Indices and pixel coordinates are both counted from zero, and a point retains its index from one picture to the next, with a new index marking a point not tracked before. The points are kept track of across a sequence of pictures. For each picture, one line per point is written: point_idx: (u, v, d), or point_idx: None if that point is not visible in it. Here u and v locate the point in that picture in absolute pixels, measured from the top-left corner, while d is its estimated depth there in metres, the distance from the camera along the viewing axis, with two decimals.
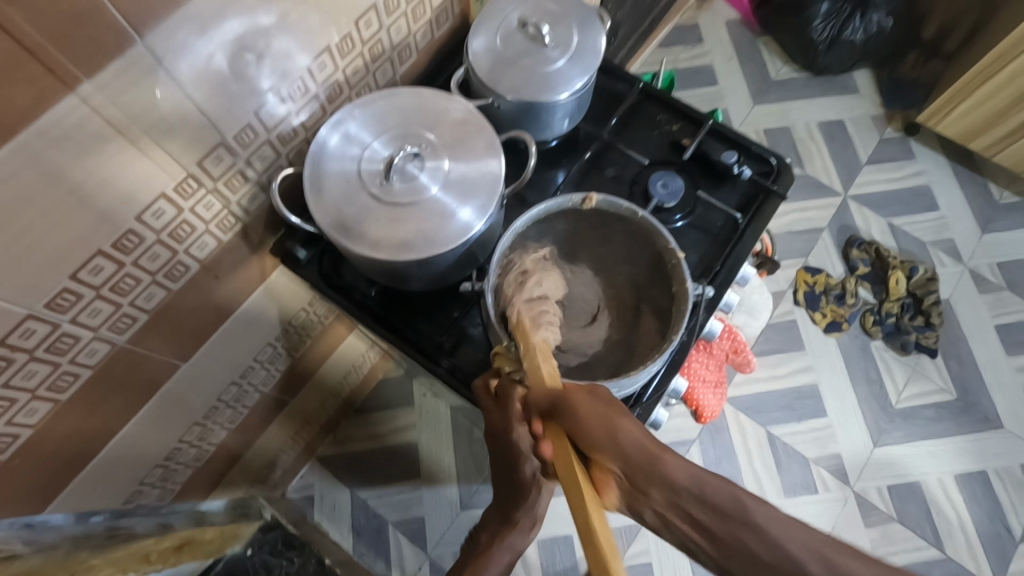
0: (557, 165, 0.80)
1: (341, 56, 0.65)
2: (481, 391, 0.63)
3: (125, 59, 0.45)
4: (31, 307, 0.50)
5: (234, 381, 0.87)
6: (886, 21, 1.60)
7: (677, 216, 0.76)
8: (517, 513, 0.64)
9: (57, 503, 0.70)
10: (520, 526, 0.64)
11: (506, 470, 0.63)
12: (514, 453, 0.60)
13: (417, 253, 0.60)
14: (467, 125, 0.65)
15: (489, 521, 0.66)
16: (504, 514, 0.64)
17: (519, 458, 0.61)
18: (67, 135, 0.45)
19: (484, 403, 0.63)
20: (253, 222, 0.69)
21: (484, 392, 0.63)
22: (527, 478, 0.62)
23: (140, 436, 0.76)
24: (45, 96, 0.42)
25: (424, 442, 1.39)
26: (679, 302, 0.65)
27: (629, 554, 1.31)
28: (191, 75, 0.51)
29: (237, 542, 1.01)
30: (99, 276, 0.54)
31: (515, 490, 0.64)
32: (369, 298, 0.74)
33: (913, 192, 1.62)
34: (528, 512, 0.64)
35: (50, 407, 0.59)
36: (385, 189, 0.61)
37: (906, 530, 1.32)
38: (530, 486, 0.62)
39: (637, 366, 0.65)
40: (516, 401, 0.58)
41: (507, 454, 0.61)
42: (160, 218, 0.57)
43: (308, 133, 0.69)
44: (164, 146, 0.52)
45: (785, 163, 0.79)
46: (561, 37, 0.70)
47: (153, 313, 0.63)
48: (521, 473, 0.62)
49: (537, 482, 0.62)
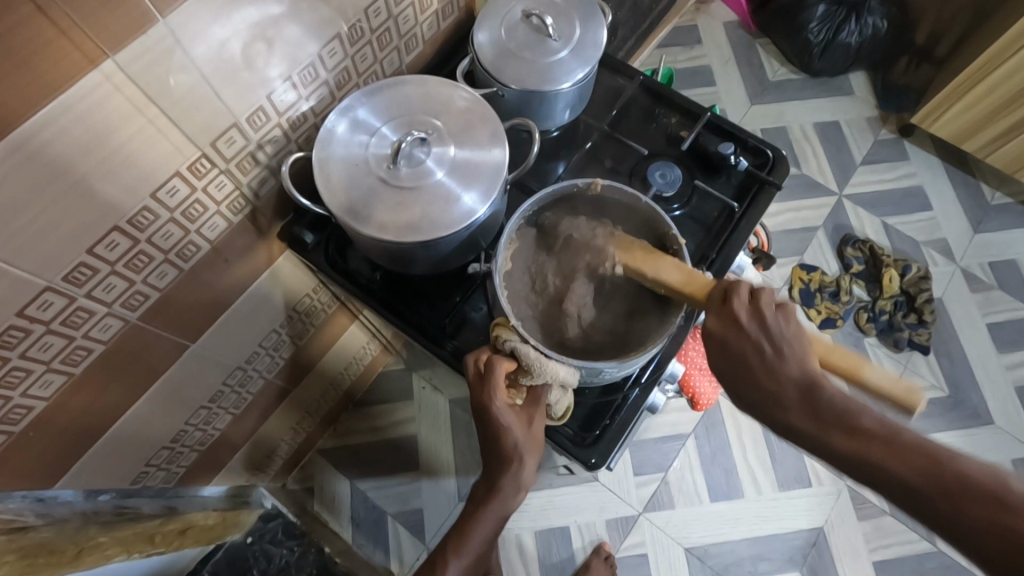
0: (558, 157, 0.82)
1: (351, 44, 0.67)
2: (470, 364, 0.63)
3: (148, 39, 0.47)
4: (49, 280, 0.52)
5: (239, 365, 0.89)
6: (880, 25, 1.63)
7: (675, 205, 0.78)
8: (501, 481, 0.62)
9: (66, 480, 0.71)
10: (507, 491, 0.62)
11: (489, 440, 0.62)
12: (493, 426, 0.61)
13: (423, 234, 0.61)
14: (470, 113, 0.67)
15: (477, 491, 0.63)
16: (490, 482, 0.62)
17: (500, 425, 0.60)
18: (90, 112, 0.47)
19: (469, 374, 0.63)
20: (263, 206, 0.71)
21: (473, 366, 0.63)
22: (509, 449, 0.61)
23: (149, 416, 0.77)
24: (72, 72, 0.44)
25: (422, 435, 1.40)
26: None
27: (625, 546, 1.32)
28: (208, 57, 0.52)
29: (237, 530, 1.07)
30: (114, 251, 0.56)
31: (499, 459, 0.62)
32: (373, 282, 0.76)
33: (906, 192, 1.64)
34: (516, 479, 0.62)
35: (64, 380, 0.60)
36: (391, 173, 0.63)
37: (898, 525, 1.34)
38: (513, 456, 0.61)
39: (641, 346, 0.65)
40: (499, 371, 0.60)
41: (488, 426, 0.61)
42: (174, 197, 0.58)
43: (317, 119, 0.70)
44: (181, 125, 0.54)
45: (780, 155, 0.80)
46: (564, 29, 0.72)
47: (165, 292, 0.65)
48: (504, 442, 0.61)
49: (519, 454, 0.61)
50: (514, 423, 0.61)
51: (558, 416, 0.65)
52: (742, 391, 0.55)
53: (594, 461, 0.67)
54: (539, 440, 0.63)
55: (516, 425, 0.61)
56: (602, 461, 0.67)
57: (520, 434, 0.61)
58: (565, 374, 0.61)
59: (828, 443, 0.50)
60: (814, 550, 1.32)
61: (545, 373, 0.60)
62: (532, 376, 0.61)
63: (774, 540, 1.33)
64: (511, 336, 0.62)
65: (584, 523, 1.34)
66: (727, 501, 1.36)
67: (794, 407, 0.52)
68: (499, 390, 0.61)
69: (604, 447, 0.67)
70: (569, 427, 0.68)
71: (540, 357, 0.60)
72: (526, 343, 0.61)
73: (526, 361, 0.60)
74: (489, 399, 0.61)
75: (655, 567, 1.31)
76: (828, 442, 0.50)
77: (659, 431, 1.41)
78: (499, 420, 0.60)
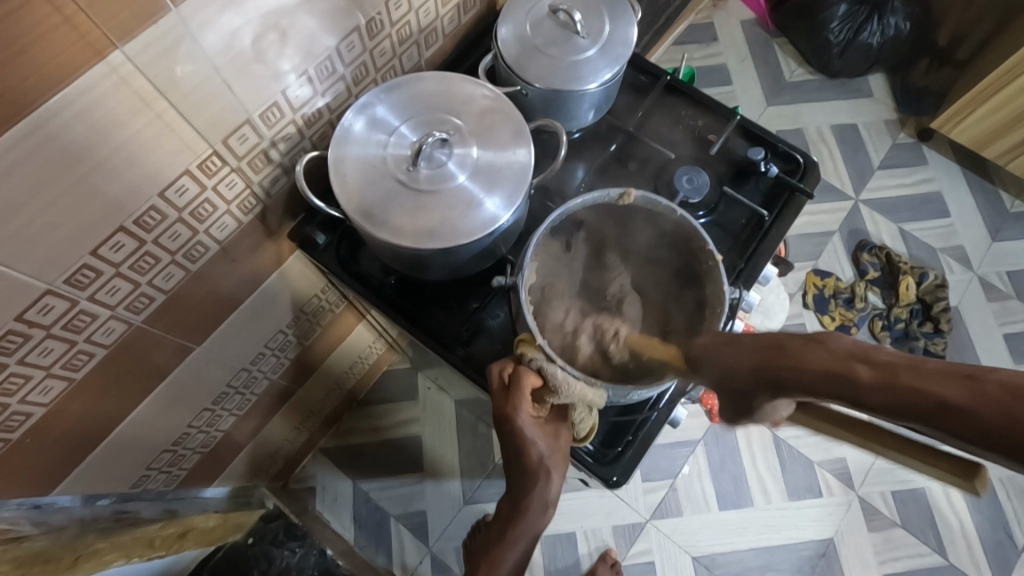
0: (579, 159, 0.79)
1: (370, 37, 0.64)
2: (494, 374, 0.61)
3: (158, 27, 0.44)
4: (50, 283, 0.49)
5: (245, 367, 0.86)
6: (903, 26, 1.59)
7: (701, 212, 0.75)
8: (526, 501, 0.60)
9: (64, 486, 0.68)
10: (534, 510, 0.61)
11: (512, 452, 0.60)
12: (516, 439, 0.59)
13: (442, 240, 0.58)
14: (494, 112, 0.64)
15: (502, 512, 0.63)
16: (514, 502, 0.61)
17: (524, 440, 0.58)
18: (94, 107, 0.44)
19: (492, 386, 0.61)
20: (273, 204, 0.68)
21: (497, 378, 0.61)
22: (534, 463, 0.59)
23: (153, 418, 0.74)
24: (77, 64, 0.41)
25: (427, 435, 1.38)
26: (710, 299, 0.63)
27: (632, 553, 1.30)
28: (220, 48, 0.49)
29: (239, 531, 1.05)
30: (119, 253, 0.53)
31: (523, 472, 0.60)
32: (386, 287, 0.73)
33: (923, 198, 1.61)
34: (543, 496, 0.60)
35: (64, 386, 0.58)
36: (411, 175, 0.60)
37: (908, 536, 1.32)
38: (539, 473, 0.59)
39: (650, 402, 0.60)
40: (524, 387, 0.58)
41: (511, 440, 0.59)
42: (183, 196, 0.55)
43: (332, 115, 0.67)
44: (191, 121, 0.51)
45: (811, 161, 0.77)
46: (592, 26, 0.69)
47: (170, 293, 0.62)
48: (528, 456, 0.59)
49: (545, 467, 0.59)
50: (538, 437, 0.59)
51: (582, 436, 0.63)
52: (737, 372, 0.43)
53: (614, 480, 0.64)
54: (565, 453, 0.61)
55: (539, 439, 0.59)
56: (623, 480, 0.65)
57: (544, 447, 0.59)
58: (593, 395, 0.58)
59: (848, 377, 0.36)
60: (823, 561, 1.30)
61: (572, 393, 0.58)
62: (558, 396, 0.58)
63: (784, 550, 1.31)
64: (537, 353, 0.59)
65: (590, 529, 1.32)
66: (735, 510, 1.33)
67: (801, 354, 0.39)
68: (524, 405, 0.58)
69: (624, 465, 0.65)
70: (590, 444, 0.66)
71: (568, 377, 0.58)
72: (552, 363, 0.58)
73: (553, 381, 0.58)
74: (513, 414, 0.58)
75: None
76: (849, 380, 0.36)
77: (669, 437, 1.38)
78: (523, 434, 0.59)
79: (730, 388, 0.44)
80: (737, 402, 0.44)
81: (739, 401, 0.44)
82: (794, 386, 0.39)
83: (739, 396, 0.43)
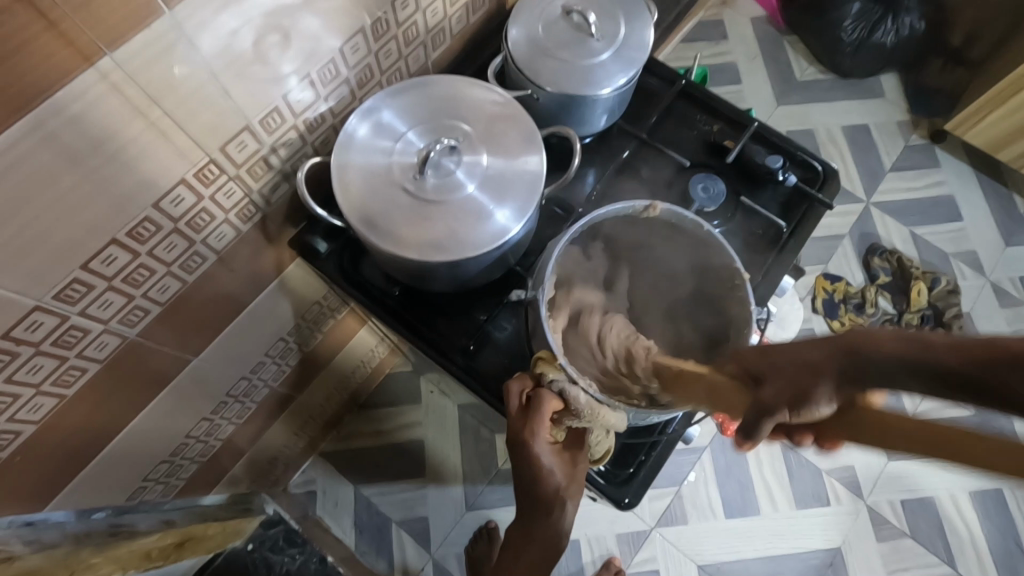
0: (589, 164, 0.76)
1: (375, 39, 0.61)
2: (513, 390, 0.58)
3: (151, 32, 0.41)
4: (38, 299, 0.47)
5: (245, 376, 0.84)
6: (917, 25, 1.56)
7: (716, 221, 0.73)
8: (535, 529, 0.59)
9: (57, 501, 0.66)
10: (539, 534, 0.59)
11: (524, 479, 0.58)
12: (531, 467, 0.56)
13: (449, 254, 0.56)
14: (505, 118, 0.61)
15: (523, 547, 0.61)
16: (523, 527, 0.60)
17: (541, 469, 0.56)
18: (83, 114, 0.41)
19: (510, 407, 0.58)
20: (273, 212, 0.65)
21: (516, 396, 0.58)
22: (549, 495, 0.57)
23: (149, 430, 0.72)
24: (63, 71, 0.38)
25: (430, 438, 1.36)
26: (737, 325, 0.60)
27: (636, 561, 1.28)
28: (217, 52, 0.46)
29: (239, 536, 1.02)
30: (111, 266, 0.51)
31: (534, 500, 0.58)
32: (390, 296, 0.70)
33: (935, 202, 1.58)
34: (551, 521, 0.59)
35: (55, 403, 0.55)
36: (418, 185, 0.57)
37: (918, 547, 1.30)
38: (554, 501, 0.57)
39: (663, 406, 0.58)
40: (547, 410, 0.55)
41: (529, 467, 0.57)
42: (179, 207, 0.53)
43: (335, 120, 0.65)
44: (186, 129, 0.48)
45: (831, 169, 0.75)
46: (607, 28, 0.66)
47: (166, 306, 0.60)
48: (545, 486, 0.57)
49: (561, 497, 0.57)
50: (556, 466, 0.57)
51: (598, 458, 0.60)
52: (794, 352, 0.38)
53: (628, 501, 0.63)
54: (582, 481, 0.58)
55: (557, 466, 0.57)
56: (635, 501, 0.63)
57: (562, 476, 0.57)
58: (615, 420, 0.56)
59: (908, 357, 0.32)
60: (830, 570, 1.28)
61: (596, 418, 0.55)
62: (579, 420, 0.56)
63: (791, 559, 1.29)
64: (558, 374, 0.57)
65: (594, 537, 1.30)
66: (742, 518, 1.31)
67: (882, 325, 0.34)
68: (542, 429, 0.56)
69: (638, 488, 0.63)
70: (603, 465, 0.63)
71: (591, 401, 0.56)
72: (575, 385, 0.56)
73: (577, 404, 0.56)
74: (530, 437, 0.56)
75: None
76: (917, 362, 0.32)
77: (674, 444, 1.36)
78: (541, 461, 0.56)
79: (781, 372, 0.39)
80: (785, 379, 0.38)
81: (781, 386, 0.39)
82: (869, 361, 0.34)
83: (789, 381, 0.38)
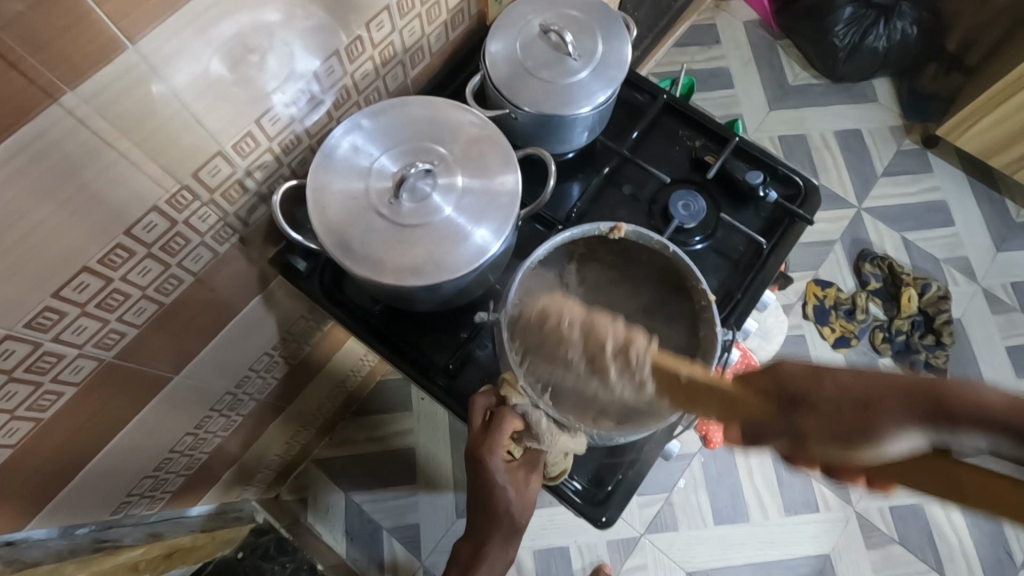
0: (572, 179, 0.76)
1: (351, 60, 0.61)
2: (479, 404, 0.60)
3: (115, 67, 0.41)
4: (9, 328, 0.47)
5: (230, 390, 0.84)
6: (909, 31, 1.56)
7: (697, 238, 0.73)
8: None
9: (39, 520, 0.67)
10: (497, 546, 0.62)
11: (478, 489, 0.60)
12: (486, 481, 0.59)
13: (424, 278, 0.56)
14: (480, 140, 0.61)
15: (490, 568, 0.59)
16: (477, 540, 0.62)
17: (492, 485, 0.58)
18: (50, 151, 0.41)
19: (473, 422, 0.60)
20: (252, 233, 0.65)
21: (480, 410, 0.60)
22: (500, 509, 0.60)
23: (133, 448, 0.72)
24: (27, 108, 0.38)
25: (422, 444, 1.36)
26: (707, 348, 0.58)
27: (626, 568, 1.29)
28: (187, 82, 0.46)
29: (228, 545, 1.01)
30: (85, 293, 0.51)
31: (489, 514, 0.60)
32: (371, 315, 0.70)
33: (928, 207, 1.58)
34: (505, 540, 0.62)
35: (31, 426, 0.55)
36: (393, 209, 0.57)
37: (907, 554, 1.30)
38: (501, 513, 0.60)
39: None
40: (507, 433, 0.57)
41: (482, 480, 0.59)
42: (152, 232, 0.53)
43: (313, 140, 0.65)
44: (158, 158, 0.49)
45: (812, 185, 0.75)
46: (585, 47, 0.66)
47: (144, 328, 0.60)
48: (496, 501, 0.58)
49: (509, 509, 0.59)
50: (508, 483, 0.59)
51: (552, 475, 0.62)
52: (868, 393, 0.34)
53: (604, 520, 0.62)
54: (533, 497, 0.60)
55: (509, 483, 0.59)
56: (613, 519, 0.63)
57: (512, 491, 0.59)
58: (574, 444, 0.58)
59: None
60: None
61: (554, 443, 0.58)
62: (538, 443, 0.58)
63: (781, 565, 1.29)
64: (522, 398, 0.58)
65: (586, 543, 1.30)
66: (732, 526, 1.32)
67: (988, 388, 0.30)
68: (500, 446, 0.58)
69: (616, 505, 0.63)
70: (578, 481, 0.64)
71: (552, 426, 0.57)
72: (538, 409, 0.57)
73: (536, 429, 0.57)
74: (486, 455, 0.58)
75: None
76: None
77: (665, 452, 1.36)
78: (493, 477, 0.58)
79: (842, 411, 0.35)
80: (851, 419, 0.34)
81: (843, 426, 0.35)
82: (961, 423, 0.31)
83: (852, 421, 0.34)
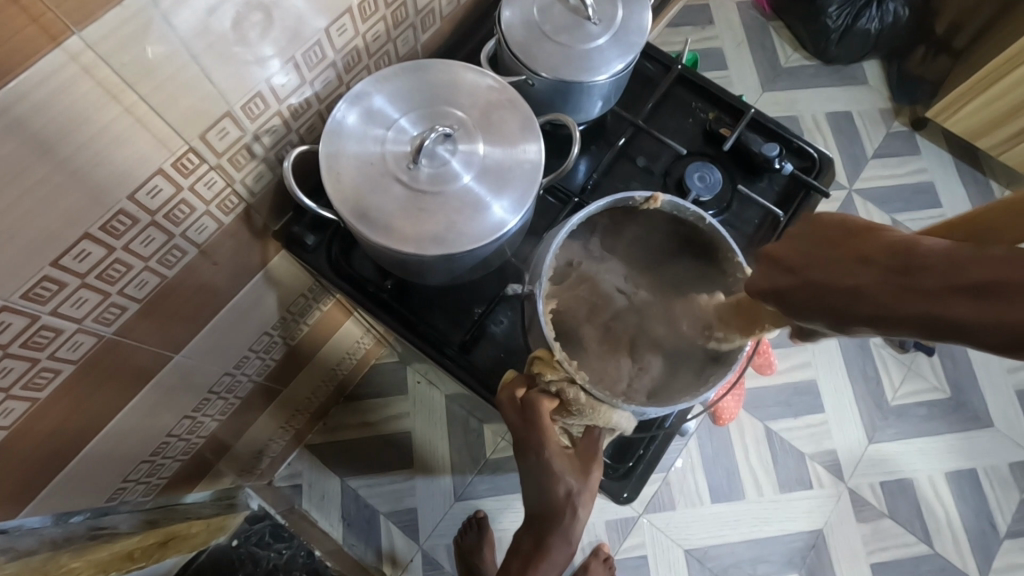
0: (582, 153, 0.74)
1: (363, 20, 0.58)
2: (505, 399, 0.59)
3: (123, 10, 0.38)
4: (4, 298, 0.44)
5: (228, 371, 0.81)
6: (900, 13, 1.57)
7: (712, 211, 0.72)
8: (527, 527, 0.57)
9: (31, 507, 0.63)
10: (557, 548, 0.56)
11: (536, 485, 0.57)
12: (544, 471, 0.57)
13: (445, 248, 0.54)
14: (499, 105, 0.59)
15: (521, 547, 0.58)
16: (536, 538, 0.57)
17: (552, 477, 0.56)
18: (52, 100, 0.38)
19: (510, 416, 0.59)
20: (257, 203, 0.62)
21: (508, 404, 0.59)
22: (561, 500, 0.56)
23: (129, 430, 0.69)
24: (28, 51, 0.35)
25: (418, 429, 1.34)
26: None
27: (625, 547, 1.29)
28: (196, 31, 0.43)
29: (223, 533, 0.96)
30: (85, 262, 0.48)
31: (549, 509, 0.56)
32: (382, 291, 0.68)
33: (917, 188, 1.59)
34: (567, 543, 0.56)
35: (27, 406, 0.52)
36: (412, 176, 0.55)
37: (896, 527, 1.33)
38: (564, 507, 0.56)
39: (689, 392, 0.57)
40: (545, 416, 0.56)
41: (538, 475, 0.57)
42: (156, 197, 0.50)
43: (321, 105, 0.62)
44: (164, 116, 0.45)
45: (827, 157, 0.74)
46: (605, 11, 0.64)
47: (144, 302, 0.57)
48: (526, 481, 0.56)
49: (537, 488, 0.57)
50: (567, 471, 0.57)
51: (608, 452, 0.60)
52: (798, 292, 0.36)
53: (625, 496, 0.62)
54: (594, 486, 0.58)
55: (568, 472, 0.57)
56: (632, 497, 0.63)
57: (574, 480, 0.57)
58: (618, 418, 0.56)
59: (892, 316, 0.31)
60: (812, 551, 1.31)
61: (597, 415, 0.56)
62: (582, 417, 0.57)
63: (776, 542, 1.31)
64: (556, 373, 0.56)
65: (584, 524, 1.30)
66: (728, 503, 1.33)
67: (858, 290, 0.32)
68: (545, 432, 0.57)
69: (635, 482, 0.63)
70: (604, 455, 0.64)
71: (590, 398, 0.55)
72: (573, 384, 0.56)
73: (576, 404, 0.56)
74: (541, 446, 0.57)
75: (655, 569, 1.29)
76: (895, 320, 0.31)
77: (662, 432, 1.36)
78: (552, 467, 0.56)
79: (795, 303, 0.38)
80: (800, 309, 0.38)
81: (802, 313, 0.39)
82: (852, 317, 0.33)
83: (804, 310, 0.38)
